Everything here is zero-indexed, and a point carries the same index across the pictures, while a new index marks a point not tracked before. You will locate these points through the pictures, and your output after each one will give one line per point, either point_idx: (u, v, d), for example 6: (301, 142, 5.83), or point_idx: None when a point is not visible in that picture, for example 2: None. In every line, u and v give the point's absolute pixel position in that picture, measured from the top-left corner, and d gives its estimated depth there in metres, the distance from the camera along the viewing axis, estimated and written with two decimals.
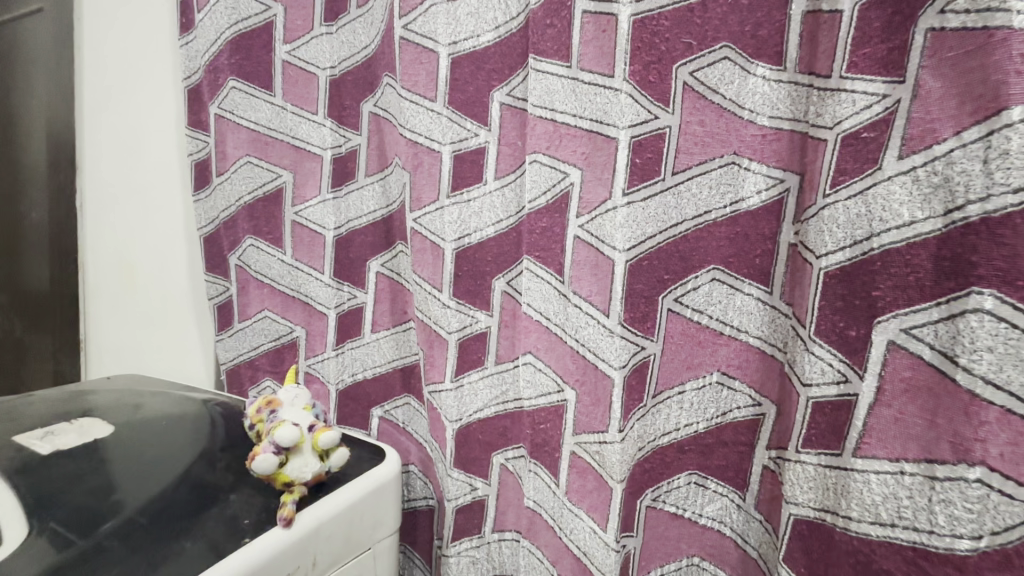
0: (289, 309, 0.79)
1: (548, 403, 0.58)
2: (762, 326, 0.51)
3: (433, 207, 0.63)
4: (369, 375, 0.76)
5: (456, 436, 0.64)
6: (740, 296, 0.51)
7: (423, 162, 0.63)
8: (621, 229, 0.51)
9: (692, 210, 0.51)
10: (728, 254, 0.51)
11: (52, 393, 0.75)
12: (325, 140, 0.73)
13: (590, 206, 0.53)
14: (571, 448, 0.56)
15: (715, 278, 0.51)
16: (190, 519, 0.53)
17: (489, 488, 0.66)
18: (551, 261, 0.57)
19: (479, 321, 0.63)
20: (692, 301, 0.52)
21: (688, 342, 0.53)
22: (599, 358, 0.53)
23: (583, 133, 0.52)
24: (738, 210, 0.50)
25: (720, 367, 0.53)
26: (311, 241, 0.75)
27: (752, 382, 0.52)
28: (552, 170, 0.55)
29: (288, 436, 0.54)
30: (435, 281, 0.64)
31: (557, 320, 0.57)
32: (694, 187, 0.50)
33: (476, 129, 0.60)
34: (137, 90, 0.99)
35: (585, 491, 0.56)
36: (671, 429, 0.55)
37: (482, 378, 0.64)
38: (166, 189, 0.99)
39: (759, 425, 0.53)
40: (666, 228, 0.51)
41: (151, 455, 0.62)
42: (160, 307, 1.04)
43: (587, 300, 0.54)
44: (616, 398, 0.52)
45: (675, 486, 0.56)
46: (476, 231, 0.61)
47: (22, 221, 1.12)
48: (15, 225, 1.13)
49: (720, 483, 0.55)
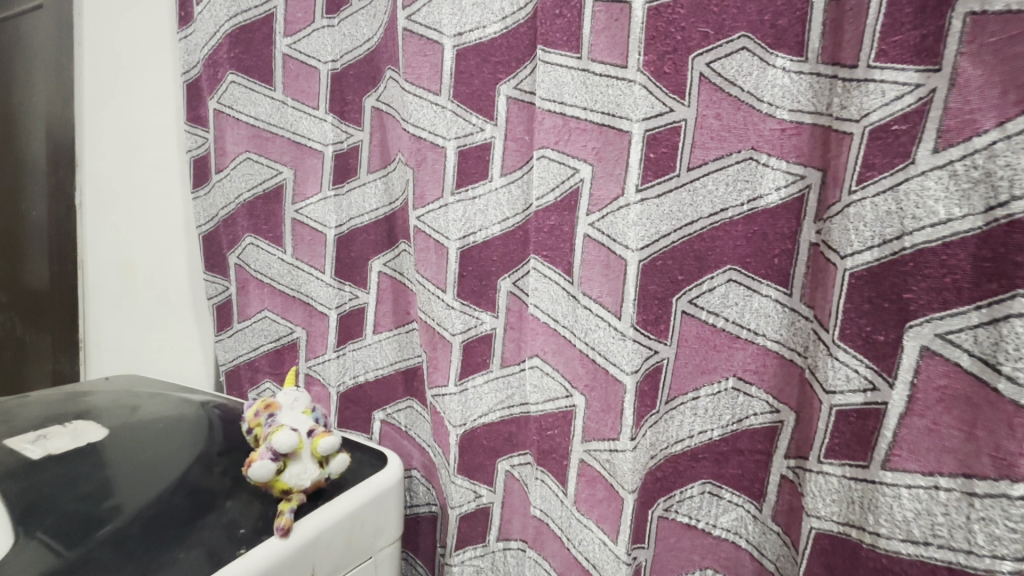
0: (290, 310, 0.77)
1: (555, 408, 0.56)
2: (780, 329, 0.49)
3: (437, 204, 0.61)
4: (370, 378, 0.74)
5: (460, 441, 0.62)
6: (757, 298, 0.49)
7: (427, 158, 0.61)
8: (634, 227, 0.49)
9: (707, 208, 0.48)
10: (746, 254, 0.48)
11: (46, 395, 0.73)
12: (326, 135, 0.71)
13: (601, 203, 0.51)
14: (580, 455, 0.54)
15: (731, 279, 0.49)
16: (186, 526, 0.51)
17: (494, 495, 0.64)
18: (560, 261, 0.54)
19: (484, 323, 0.61)
20: (708, 303, 0.50)
21: (702, 346, 0.51)
22: (610, 361, 0.51)
23: (593, 127, 0.50)
24: (756, 208, 0.47)
25: (736, 372, 0.50)
26: (312, 240, 0.73)
27: (769, 388, 0.50)
28: (560, 166, 0.53)
29: (286, 442, 0.52)
30: (439, 281, 0.62)
31: (565, 322, 0.54)
32: (710, 184, 0.48)
33: (481, 124, 0.58)
34: (137, 86, 0.97)
35: (594, 500, 0.54)
36: (684, 437, 0.53)
37: (488, 381, 0.62)
38: (166, 187, 0.97)
39: (777, 433, 0.50)
40: (680, 226, 0.49)
41: (147, 459, 0.60)
42: (160, 307, 1.02)
43: (597, 302, 0.52)
44: (628, 404, 0.50)
45: (687, 495, 0.54)
46: (481, 230, 0.59)
47: (23, 220, 1.11)
48: (16, 223, 1.12)
49: (735, 493, 0.53)
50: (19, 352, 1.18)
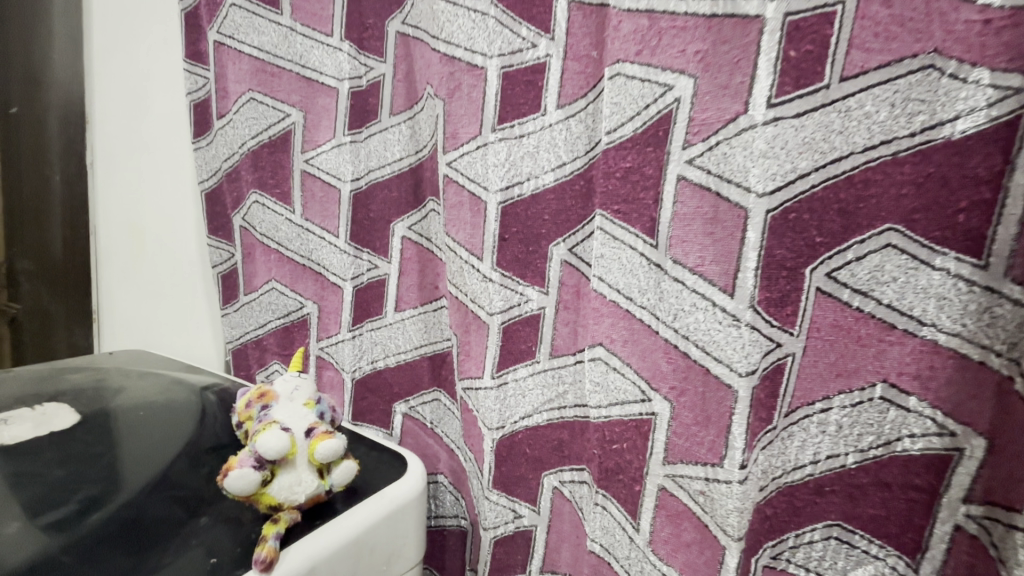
0: (299, 281, 0.66)
1: (624, 416, 0.42)
2: (964, 318, 0.33)
3: (474, 145, 0.47)
4: (391, 364, 0.62)
5: (497, 449, 0.50)
6: (926, 273, 0.33)
7: (462, 84, 0.48)
8: (760, 160, 0.34)
9: (861, 140, 0.33)
10: (912, 206, 0.33)
11: (28, 370, 0.64)
12: (341, 69, 0.57)
13: (704, 128, 0.36)
14: (659, 482, 0.41)
15: (889, 245, 0.34)
16: (143, 548, 0.39)
17: (537, 517, 0.51)
18: (638, 217, 0.40)
19: (530, 301, 0.48)
20: (853, 278, 0.35)
21: (840, 338, 0.36)
22: (713, 357, 0.37)
23: (698, 22, 0.35)
24: (932, 140, 0.32)
25: (887, 376, 0.35)
26: (324, 197, 0.61)
27: (939, 403, 0.34)
28: (644, 85, 0.38)
29: (274, 447, 0.40)
30: (474, 246, 0.49)
31: (643, 301, 0.40)
32: (868, 103, 0.32)
33: (534, 38, 0.44)
34: (141, 30, 0.87)
35: (678, 543, 0.41)
36: (806, 463, 0.38)
37: (533, 375, 0.49)
38: (173, 143, 0.87)
39: (950, 465, 0.35)
40: (823, 164, 0.34)
41: (117, 455, 0.49)
42: (171, 277, 0.93)
43: (695, 273, 0.38)
44: (738, 418, 0.37)
45: (805, 541, 0.39)
46: (529, 179, 0.46)
47: (22, 185, 1.03)
48: (16, 189, 1.04)
49: (875, 543, 0.38)
50: (20, 321, 1.11)
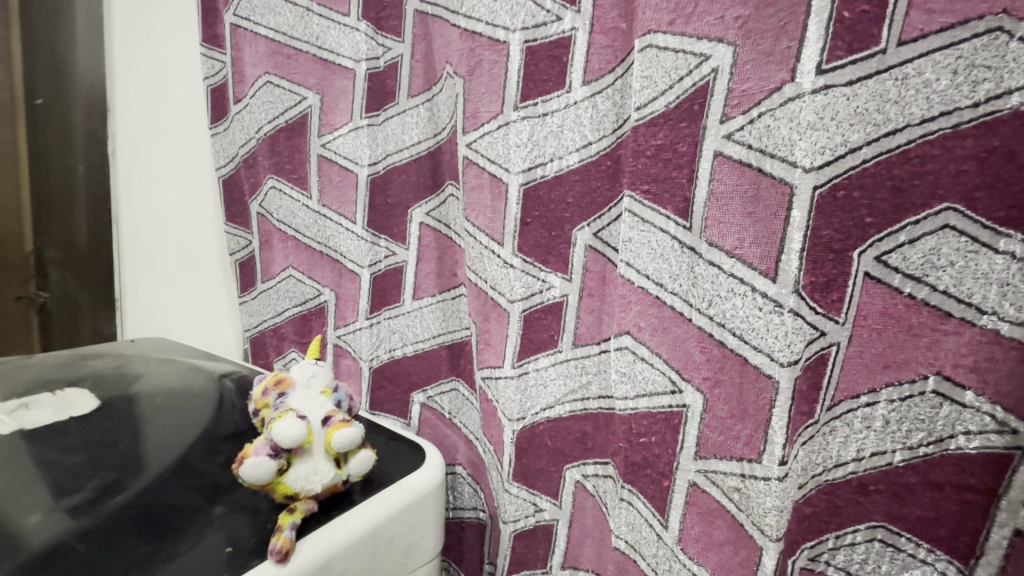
0: (316, 268, 0.65)
1: (652, 408, 0.40)
2: None
3: (495, 124, 0.45)
4: (409, 353, 0.60)
5: (518, 440, 0.49)
6: (987, 257, 0.30)
7: (483, 60, 0.46)
8: (807, 132, 0.32)
9: (918, 110, 0.30)
10: (973, 182, 0.30)
11: (49, 356, 0.65)
12: (358, 50, 0.56)
13: (744, 98, 0.34)
14: (691, 477, 0.39)
15: (947, 226, 0.31)
16: (158, 536, 0.38)
17: (558, 511, 0.50)
18: (670, 198, 0.37)
19: (552, 288, 0.46)
20: (905, 262, 0.32)
21: (889, 327, 0.34)
22: (751, 345, 0.35)
23: None
24: (998, 110, 0.29)
25: (941, 368, 0.33)
26: (341, 182, 0.60)
27: (998, 397, 0.32)
28: (678, 56, 0.35)
29: (291, 436, 0.39)
30: (494, 231, 0.47)
31: (675, 287, 0.38)
32: (928, 71, 0.30)
33: (558, 10, 0.41)
34: (159, 17, 0.86)
35: (709, 542, 0.39)
36: (848, 460, 0.36)
37: (555, 365, 0.47)
38: (192, 131, 0.87)
39: (1010, 465, 0.32)
40: (875, 137, 0.31)
41: (135, 442, 0.49)
42: (190, 265, 0.94)
43: (732, 256, 0.35)
44: (778, 411, 0.35)
45: (846, 543, 0.37)
46: (553, 160, 0.43)
47: (48, 176, 1.04)
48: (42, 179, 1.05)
49: (923, 546, 0.35)
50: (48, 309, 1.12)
